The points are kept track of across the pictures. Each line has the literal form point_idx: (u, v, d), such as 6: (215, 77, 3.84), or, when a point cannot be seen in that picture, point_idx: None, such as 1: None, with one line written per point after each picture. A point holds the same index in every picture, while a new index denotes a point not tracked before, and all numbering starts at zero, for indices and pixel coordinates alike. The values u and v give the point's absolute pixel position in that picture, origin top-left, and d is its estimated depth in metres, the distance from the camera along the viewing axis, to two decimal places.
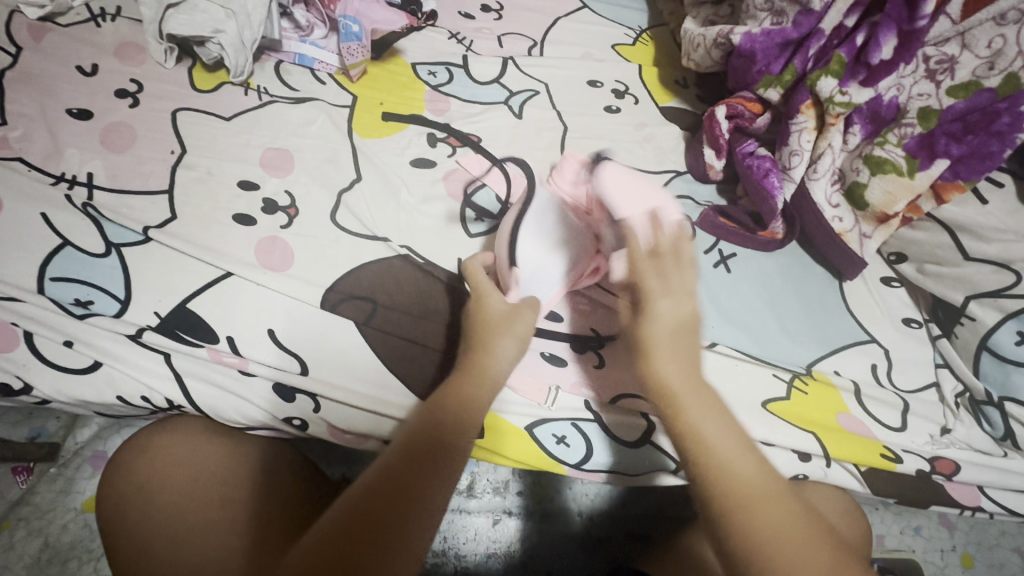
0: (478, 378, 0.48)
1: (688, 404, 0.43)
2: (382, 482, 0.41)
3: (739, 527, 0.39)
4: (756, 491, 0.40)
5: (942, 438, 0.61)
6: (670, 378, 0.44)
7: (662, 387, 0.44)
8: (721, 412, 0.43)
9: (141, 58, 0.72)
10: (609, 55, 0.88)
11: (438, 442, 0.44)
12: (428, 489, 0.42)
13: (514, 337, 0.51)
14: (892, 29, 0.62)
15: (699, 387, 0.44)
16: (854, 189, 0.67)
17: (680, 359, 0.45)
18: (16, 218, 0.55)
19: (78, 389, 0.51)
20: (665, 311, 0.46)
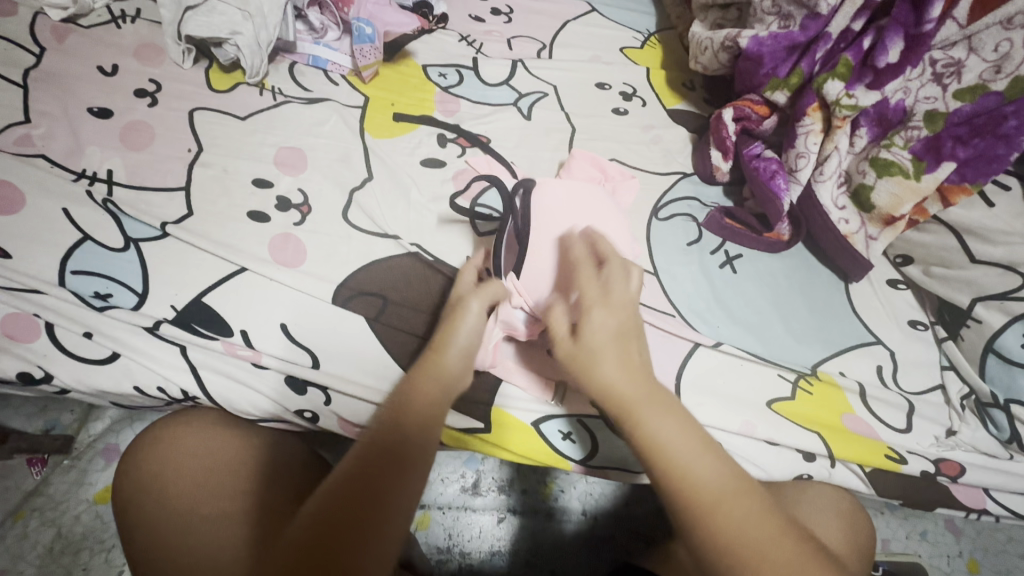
0: (434, 378, 0.47)
1: (643, 412, 0.41)
2: (349, 480, 0.40)
3: (706, 531, 0.38)
4: (722, 494, 0.39)
5: (947, 440, 0.62)
6: (617, 383, 0.42)
7: (608, 394, 0.42)
8: (678, 415, 0.42)
9: (160, 59, 0.73)
10: (617, 58, 0.90)
11: (405, 442, 0.43)
12: (392, 493, 0.40)
13: (466, 335, 0.49)
14: (898, 33, 0.63)
15: (651, 391, 0.42)
16: (859, 192, 0.67)
17: (625, 362, 0.43)
18: (38, 212, 0.57)
19: (98, 378, 0.53)
20: (598, 317, 0.44)
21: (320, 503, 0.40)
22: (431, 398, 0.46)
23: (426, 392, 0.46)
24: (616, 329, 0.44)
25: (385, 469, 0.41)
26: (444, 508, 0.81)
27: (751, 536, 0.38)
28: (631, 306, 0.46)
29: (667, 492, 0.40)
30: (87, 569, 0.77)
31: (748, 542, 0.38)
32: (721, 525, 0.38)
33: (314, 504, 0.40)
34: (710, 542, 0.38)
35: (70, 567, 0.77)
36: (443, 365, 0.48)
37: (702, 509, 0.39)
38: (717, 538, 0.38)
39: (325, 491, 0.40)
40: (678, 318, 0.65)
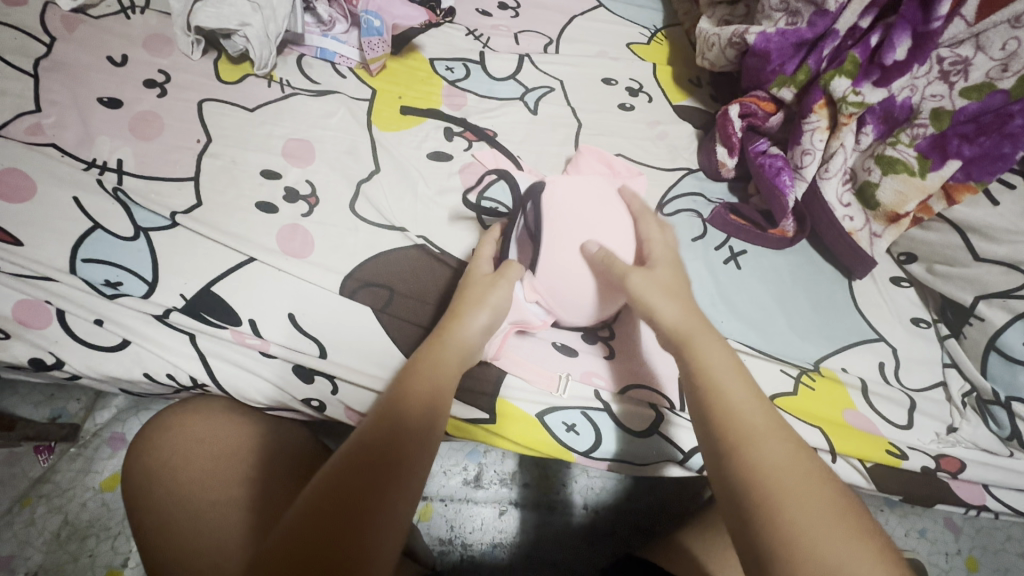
0: (452, 350, 0.49)
1: (695, 338, 0.47)
2: (351, 466, 0.41)
3: (741, 456, 0.40)
4: (758, 426, 0.42)
5: (947, 437, 0.62)
6: (675, 311, 0.49)
7: (671, 323, 0.48)
8: (727, 350, 0.46)
9: (168, 50, 0.74)
10: (623, 53, 0.90)
11: (409, 428, 0.44)
12: (399, 479, 0.41)
13: (490, 310, 0.51)
14: (907, 30, 0.62)
15: (702, 325, 0.48)
16: (865, 189, 0.67)
17: (682, 299, 0.50)
18: (49, 200, 0.57)
19: (109, 365, 0.53)
20: (662, 254, 0.54)
21: (323, 486, 0.40)
22: (435, 382, 0.47)
23: (433, 374, 0.47)
24: (674, 270, 0.53)
25: (386, 458, 0.42)
26: (446, 500, 0.82)
27: (784, 471, 0.39)
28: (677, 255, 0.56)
29: (705, 417, 0.43)
30: (93, 556, 0.78)
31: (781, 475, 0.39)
32: (756, 452, 0.40)
33: (314, 489, 0.40)
34: (742, 468, 0.40)
35: (76, 554, 0.78)
36: (451, 350, 0.49)
37: (741, 435, 0.41)
38: (750, 466, 0.40)
39: (315, 486, 0.40)
40: None
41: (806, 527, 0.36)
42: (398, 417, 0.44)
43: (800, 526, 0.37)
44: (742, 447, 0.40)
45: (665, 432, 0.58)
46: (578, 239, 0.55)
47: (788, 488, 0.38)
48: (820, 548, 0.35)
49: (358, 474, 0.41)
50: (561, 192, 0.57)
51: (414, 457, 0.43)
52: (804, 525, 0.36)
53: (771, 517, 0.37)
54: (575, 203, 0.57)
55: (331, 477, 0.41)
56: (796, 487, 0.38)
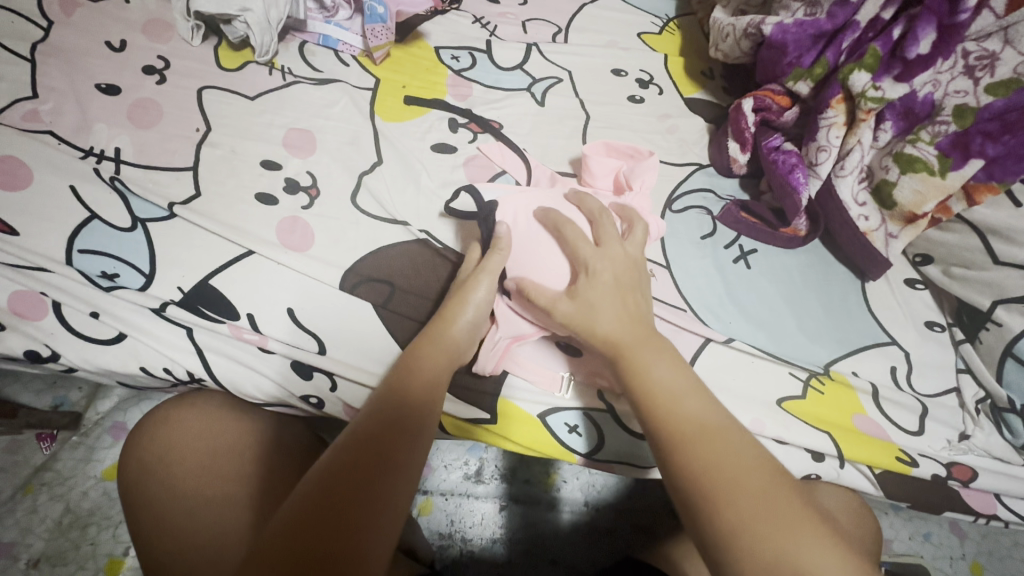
0: (444, 347, 0.50)
1: (636, 352, 0.48)
2: (346, 463, 0.40)
3: (686, 463, 0.42)
4: (702, 429, 0.43)
5: (959, 444, 0.61)
6: (614, 328, 0.49)
7: (606, 340, 0.49)
8: (669, 359, 0.48)
9: (168, 36, 0.72)
10: (634, 43, 0.87)
11: (405, 420, 0.44)
12: (398, 474, 0.41)
13: (474, 307, 0.52)
14: (932, 22, 0.60)
15: (643, 337, 0.49)
16: (882, 188, 0.65)
17: (624, 309, 0.51)
18: (45, 189, 0.56)
19: (104, 359, 0.52)
20: (600, 266, 0.52)
21: (316, 483, 0.39)
22: (432, 371, 0.48)
23: (425, 369, 0.48)
24: (616, 283, 0.52)
25: (385, 452, 0.42)
26: (446, 495, 0.82)
27: (723, 468, 0.41)
28: (626, 263, 0.54)
29: (653, 430, 0.44)
30: (94, 544, 0.78)
31: (727, 476, 0.41)
32: (701, 457, 0.42)
33: (309, 486, 0.39)
34: (689, 475, 0.41)
35: (78, 542, 0.78)
36: (452, 344, 0.50)
37: (688, 442, 0.42)
38: (693, 469, 0.41)
39: (311, 485, 0.39)
40: (689, 313, 0.64)
41: (753, 521, 0.39)
42: (392, 413, 0.44)
43: (749, 522, 0.39)
44: (687, 455, 0.42)
45: None
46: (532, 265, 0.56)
47: (737, 486, 0.40)
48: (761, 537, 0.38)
49: (357, 473, 0.40)
50: (516, 209, 0.59)
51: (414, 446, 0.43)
52: (755, 522, 0.39)
53: (720, 515, 0.39)
54: (530, 218, 0.58)
55: (328, 473, 0.40)
56: (741, 483, 0.40)
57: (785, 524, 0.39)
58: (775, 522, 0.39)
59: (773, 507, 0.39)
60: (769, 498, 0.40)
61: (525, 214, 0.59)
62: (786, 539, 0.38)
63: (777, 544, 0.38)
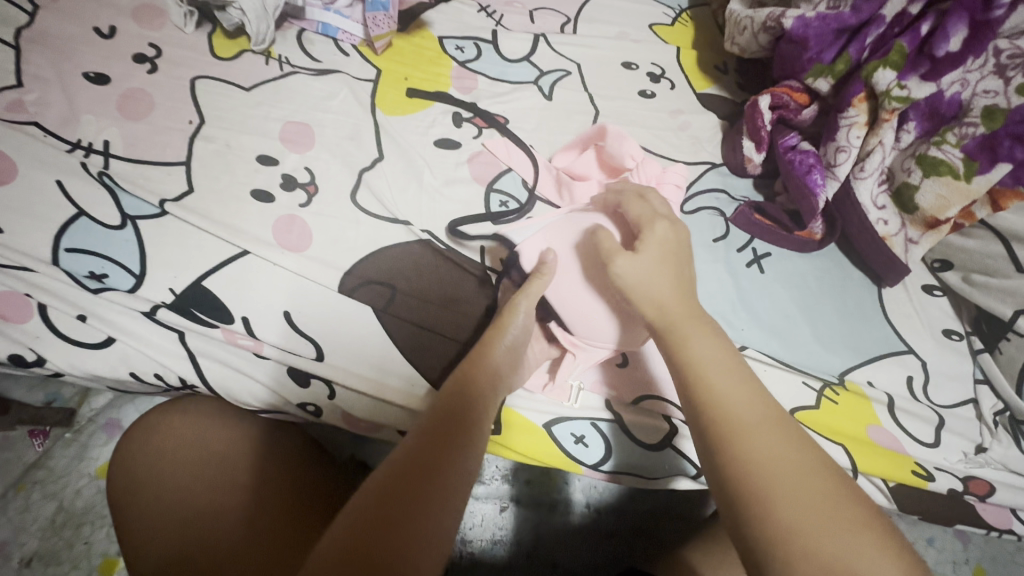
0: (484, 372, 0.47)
1: (686, 328, 0.43)
2: (384, 494, 0.37)
3: (737, 463, 0.37)
4: (748, 424, 0.38)
5: (976, 457, 0.59)
6: (665, 300, 0.44)
7: (661, 314, 0.44)
8: (715, 340, 0.43)
9: (160, 22, 0.69)
10: (645, 35, 0.84)
11: (443, 444, 0.41)
12: (445, 496, 0.39)
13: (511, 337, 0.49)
14: (963, 18, 0.56)
15: (694, 312, 0.44)
16: (903, 191, 0.63)
17: (677, 281, 0.45)
18: (30, 184, 0.54)
19: (93, 363, 0.51)
20: (656, 235, 0.47)
21: (354, 520, 0.36)
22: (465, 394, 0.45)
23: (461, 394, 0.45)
24: (674, 253, 0.47)
25: (428, 481, 0.39)
26: None
27: (780, 465, 0.36)
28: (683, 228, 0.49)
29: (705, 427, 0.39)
30: (88, 543, 0.77)
31: (777, 466, 0.36)
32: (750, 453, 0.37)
33: (344, 520, 0.36)
34: (743, 477, 0.36)
35: (71, 541, 0.76)
36: (495, 368, 0.48)
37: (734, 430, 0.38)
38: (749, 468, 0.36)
39: (351, 521, 0.36)
40: None
41: (810, 518, 0.34)
42: (435, 442, 0.41)
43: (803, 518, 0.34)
44: (732, 443, 0.37)
45: (679, 446, 0.56)
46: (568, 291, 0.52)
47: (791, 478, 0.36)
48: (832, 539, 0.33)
49: (393, 507, 0.36)
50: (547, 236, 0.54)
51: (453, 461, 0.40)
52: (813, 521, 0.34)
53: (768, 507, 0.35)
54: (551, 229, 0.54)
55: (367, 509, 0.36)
56: (803, 479, 0.36)
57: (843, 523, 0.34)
58: (837, 524, 0.34)
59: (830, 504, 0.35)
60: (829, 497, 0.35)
61: (565, 229, 0.53)
62: (847, 543, 0.33)
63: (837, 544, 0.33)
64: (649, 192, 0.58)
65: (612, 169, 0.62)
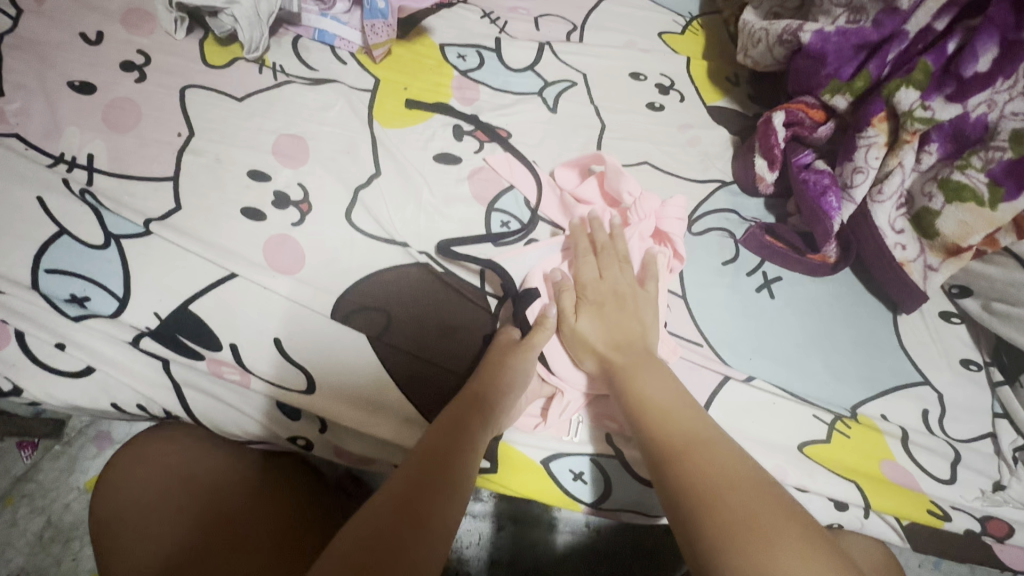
0: (478, 402, 0.47)
1: (634, 373, 0.47)
2: (374, 525, 0.37)
3: (684, 473, 0.40)
4: (697, 440, 0.42)
5: (994, 496, 0.56)
6: (608, 348, 0.49)
7: (606, 363, 0.49)
8: (666, 376, 0.48)
9: (150, 28, 0.67)
10: (654, 44, 0.81)
11: (438, 471, 0.42)
12: (437, 516, 0.40)
13: (513, 372, 0.49)
14: (993, 36, 0.53)
15: (642, 357, 0.49)
16: (923, 216, 0.60)
17: (617, 328, 0.50)
18: (9, 201, 0.51)
19: (71, 394, 0.50)
20: (597, 291, 0.52)
21: (356, 529, 0.38)
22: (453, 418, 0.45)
23: (455, 421, 0.45)
24: (615, 304, 0.52)
25: (421, 503, 0.40)
26: None
27: (726, 480, 0.39)
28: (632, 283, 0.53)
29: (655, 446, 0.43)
30: (76, 559, 0.75)
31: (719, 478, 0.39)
32: (696, 466, 0.40)
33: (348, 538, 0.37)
34: (689, 485, 0.39)
35: (59, 557, 0.74)
36: (488, 397, 0.47)
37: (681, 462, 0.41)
38: (694, 481, 0.39)
39: (351, 533, 0.37)
40: (706, 348, 0.59)
41: (747, 532, 0.36)
42: (429, 472, 0.42)
43: (739, 542, 0.35)
44: (676, 462, 0.41)
45: None
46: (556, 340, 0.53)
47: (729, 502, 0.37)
48: (763, 557, 0.34)
49: (400, 527, 0.38)
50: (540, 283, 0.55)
51: (449, 490, 0.41)
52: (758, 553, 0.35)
53: (706, 523, 0.37)
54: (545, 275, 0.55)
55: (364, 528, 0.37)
56: (740, 496, 0.38)
57: (778, 535, 0.36)
58: (770, 539, 0.35)
59: (768, 517, 0.37)
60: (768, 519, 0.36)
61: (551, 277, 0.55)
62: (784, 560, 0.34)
63: (765, 555, 0.34)
64: (651, 227, 0.59)
65: (613, 198, 0.63)
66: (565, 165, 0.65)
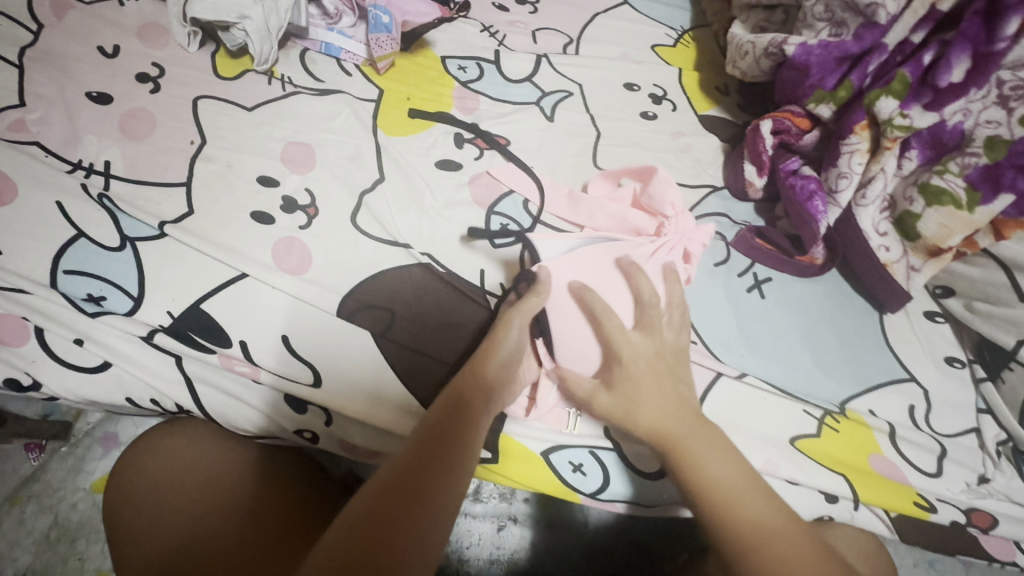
0: (478, 388, 0.48)
1: (688, 444, 0.46)
2: (372, 508, 0.39)
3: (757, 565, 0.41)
4: (767, 528, 0.42)
5: (979, 488, 0.58)
6: (658, 422, 0.47)
7: (652, 433, 0.47)
8: (722, 450, 0.46)
9: (164, 41, 0.69)
10: (647, 56, 0.84)
11: (435, 451, 0.43)
12: (427, 497, 0.41)
13: (507, 347, 0.50)
14: (966, 49, 0.56)
15: (695, 427, 0.47)
16: (905, 219, 0.62)
17: (664, 400, 0.48)
18: (29, 205, 0.53)
19: (88, 389, 0.52)
20: (634, 357, 0.50)
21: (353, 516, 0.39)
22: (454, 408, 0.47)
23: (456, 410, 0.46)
24: (653, 372, 0.50)
25: (412, 485, 0.41)
26: None
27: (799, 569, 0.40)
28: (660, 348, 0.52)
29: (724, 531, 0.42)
30: (82, 558, 0.76)
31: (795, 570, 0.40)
32: (770, 556, 0.41)
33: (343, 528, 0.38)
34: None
35: (66, 556, 0.76)
36: (485, 385, 0.49)
37: (720, 509, 0.43)
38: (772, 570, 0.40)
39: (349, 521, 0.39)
40: (701, 346, 0.61)
41: None
42: (426, 456, 0.43)
43: None
44: (750, 551, 0.41)
45: None
46: (566, 317, 0.53)
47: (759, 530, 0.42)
48: None
49: (393, 507, 0.39)
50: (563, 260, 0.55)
51: (441, 472, 0.42)
52: None
53: None
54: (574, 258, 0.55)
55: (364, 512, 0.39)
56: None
57: None
58: None
59: None
60: (801, 560, 0.41)
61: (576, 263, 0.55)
62: None
63: None
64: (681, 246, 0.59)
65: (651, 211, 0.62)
66: (598, 178, 0.67)
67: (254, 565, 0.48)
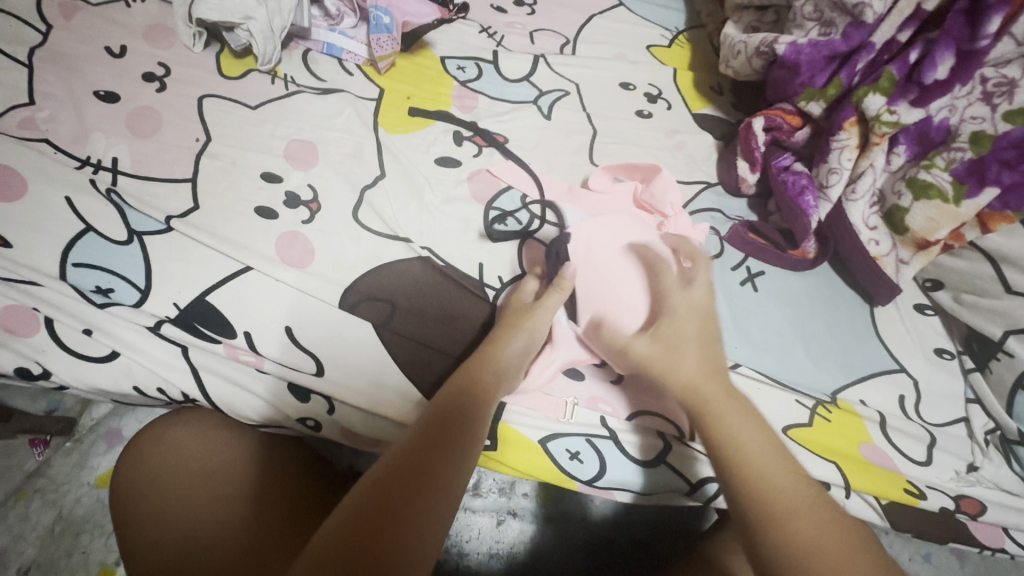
0: (483, 384, 0.49)
1: (720, 405, 0.45)
2: (374, 495, 0.39)
3: (776, 537, 0.38)
4: (792, 501, 0.40)
5: (968, 476, 0.60)
6: (696, 379, 0.47)
7: (689, 391, 0.47)
8: (754, 419, 0.45)
9: (170, 42, 0.71)
10: (643, 56, 0.86)
11: (438, 442, 0.44)
12: (428, 490, 0.41)
13: (523, 335, 0.53)
14: (950, 47, 0.58)
15: (726, 390, 0.47)
16: (893, 214, 0.64)
17: (705, 361, 0.49)
18: (39, 199, 0.55)
19: (97, 377, 0.53)
20: (682, 313, 0.52)
21: (356, 502, 0.38)
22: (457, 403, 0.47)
23: (459, 405, 0.47)
24: (701, 332, 0.51)
25: (413, 476, 0.41)
26: None
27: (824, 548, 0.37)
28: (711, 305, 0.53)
29: (744, 500, 0.41)
30: (86, 552, 0.77)
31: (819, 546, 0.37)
32: (794, 529, 0.38)
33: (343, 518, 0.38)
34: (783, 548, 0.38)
35: (70, 550, 0.76)
36: (486, 381, 0.50)
37: (742, 476, 0.41)
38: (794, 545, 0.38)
39: (351, 508, 0.38)
40: None
41: None
42: (429, 448, 0.43)
43: None
44: (770, 524, 0.39)
45: (674, 464, 0.57)
46: (607, 285, 0.57)
47: (782, 503, 0.40)
48: None
49: (393, 497, 0.39)
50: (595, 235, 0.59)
51: (444, 465, 0.43)
52: None
53: None
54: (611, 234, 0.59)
55: (365, 499, 0.39)
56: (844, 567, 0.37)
57: None
58: None
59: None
60: (825, 536, 0.38)
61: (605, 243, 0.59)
62: None
63: None
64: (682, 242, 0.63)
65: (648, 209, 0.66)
66: (598, 172, 0.69)
67: (258, 551, 0.49)
